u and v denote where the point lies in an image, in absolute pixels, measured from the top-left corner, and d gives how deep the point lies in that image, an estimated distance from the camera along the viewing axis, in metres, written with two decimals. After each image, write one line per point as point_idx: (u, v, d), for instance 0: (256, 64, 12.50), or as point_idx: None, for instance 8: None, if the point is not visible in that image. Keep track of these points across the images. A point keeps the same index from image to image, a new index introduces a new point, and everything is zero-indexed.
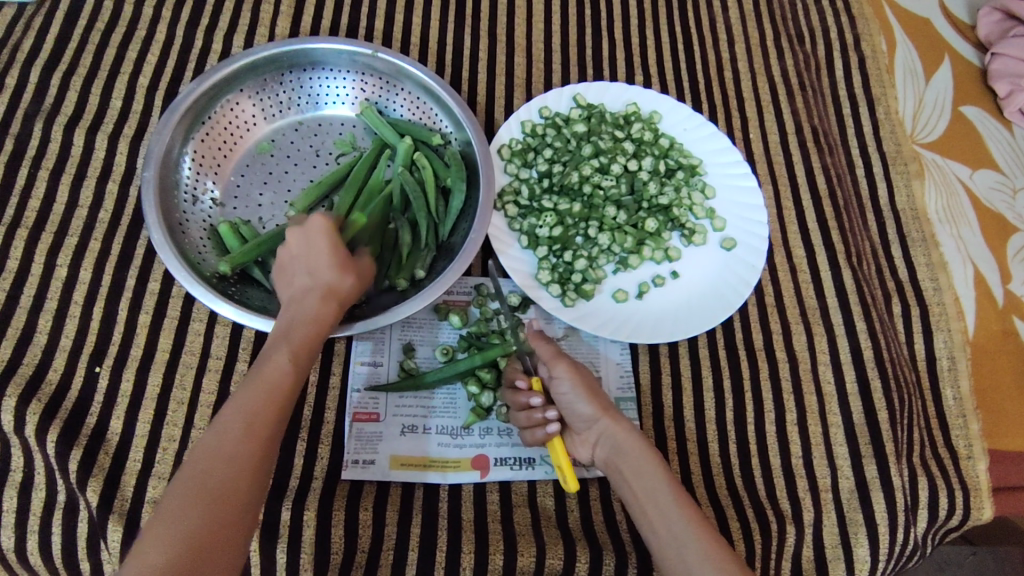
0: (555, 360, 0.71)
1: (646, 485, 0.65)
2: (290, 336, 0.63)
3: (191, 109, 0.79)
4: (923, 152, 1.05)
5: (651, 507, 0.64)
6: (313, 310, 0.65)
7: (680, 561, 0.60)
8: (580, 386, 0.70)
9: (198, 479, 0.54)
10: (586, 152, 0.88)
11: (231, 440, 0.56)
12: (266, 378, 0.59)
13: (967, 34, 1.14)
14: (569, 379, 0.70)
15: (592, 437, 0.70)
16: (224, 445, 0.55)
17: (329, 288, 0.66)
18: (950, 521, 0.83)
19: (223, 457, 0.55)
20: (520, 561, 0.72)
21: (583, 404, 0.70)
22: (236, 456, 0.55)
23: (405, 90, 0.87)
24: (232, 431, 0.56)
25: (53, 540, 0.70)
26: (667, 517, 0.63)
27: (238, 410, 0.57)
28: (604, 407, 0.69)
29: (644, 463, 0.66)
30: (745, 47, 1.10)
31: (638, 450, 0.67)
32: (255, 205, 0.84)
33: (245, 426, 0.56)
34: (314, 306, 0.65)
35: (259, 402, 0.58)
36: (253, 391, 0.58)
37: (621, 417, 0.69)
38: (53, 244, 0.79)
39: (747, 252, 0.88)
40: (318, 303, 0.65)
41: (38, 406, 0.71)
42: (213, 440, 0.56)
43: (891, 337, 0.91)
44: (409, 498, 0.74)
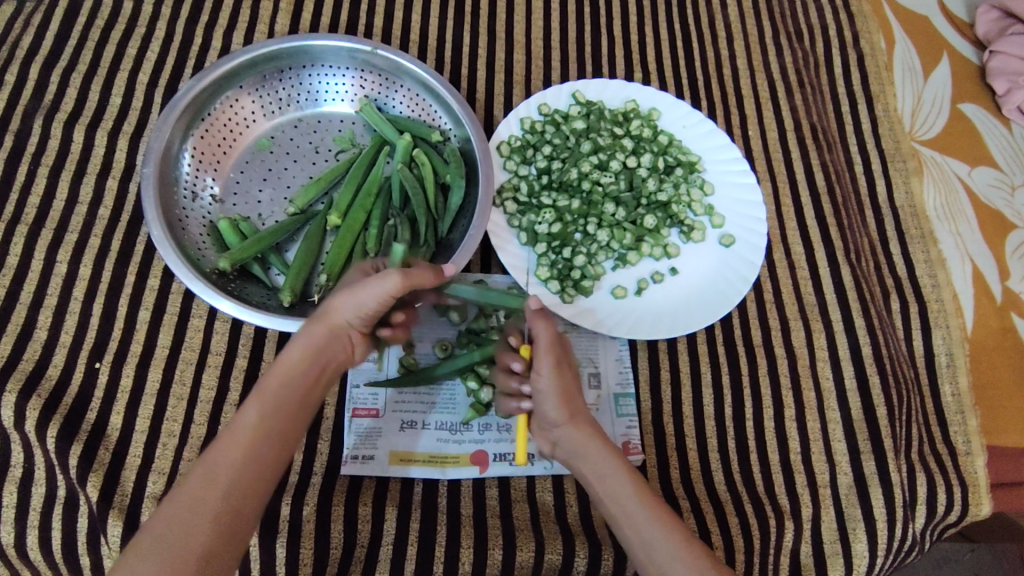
0: (542, 354, 0.66)
1: (609, 484, 0.64)
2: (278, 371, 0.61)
3: (191, 105, 0.79)
4: (921, 149, 1.05)
5: (619, 510, 0.63)
6: (303, 342, 0.62)
7: (654, 561, 0.61)
8: (550, 387, 0.65)
9: (174, 516, 0.53)
10: (584, 148, 0.88)
11: (205, 488, 0.54)
12: (247, 414, 0.58)
13: (966, 32, 1.14)
14: (550, 381, 0.65)
15: (552, 436, 0.68)
16: (195, 496, 0.54)
17: (322, 317, 0.64)
18: (948, 517, 0.83)
19: (192, 508, 0.53)
20: (520, 556, 0.72)
21: (548, 408, 0.66)
22: (204, 506, 0.53)
23: (404, 88, 0.87)
24: (200, 483, 0.54)
25: (53, 535, 0.70)
26: (635, 518, 0.62)
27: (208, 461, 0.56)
28: (571, 412, 0.66)
29: (606, 463, 0.65)
30: (743, 44, 1.10)
31: (600, 451, 0.65)
32: (254, 201, 0.84)
33: (215, 475, 0.55)
34: (304, 335, 0.63)
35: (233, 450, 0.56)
36: (226, 440, 0.57)
37: (583, 418, 0.66)
38: (53, 240, 0.80)
39: (746, 249, 0.89)
40: (305, 330, 0.63)
41: (38, 402, 0.71)
42: (190, 482, 0.55)
43: (890, 333, 0.91)
44: (409, 493, 0.74)
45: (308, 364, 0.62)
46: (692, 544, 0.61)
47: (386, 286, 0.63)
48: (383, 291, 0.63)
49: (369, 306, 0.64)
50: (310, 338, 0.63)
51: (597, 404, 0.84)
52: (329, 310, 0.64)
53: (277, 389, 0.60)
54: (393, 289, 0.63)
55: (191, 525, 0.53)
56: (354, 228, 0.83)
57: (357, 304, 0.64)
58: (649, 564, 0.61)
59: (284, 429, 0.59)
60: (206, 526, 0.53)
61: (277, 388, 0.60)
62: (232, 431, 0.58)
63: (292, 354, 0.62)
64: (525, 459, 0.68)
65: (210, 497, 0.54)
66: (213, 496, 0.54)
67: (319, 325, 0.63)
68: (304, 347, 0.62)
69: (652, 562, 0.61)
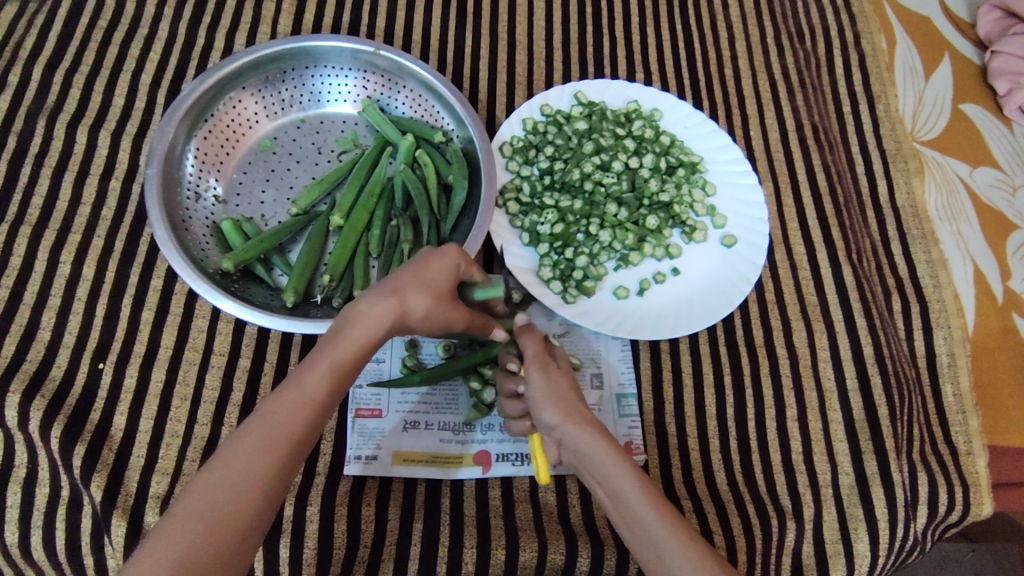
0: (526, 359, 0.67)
1: (612, 482, 0.63)
2: (339, 347, 0.57)
3: (194, 106, 0.79)
4: (923, 150, 1.05)
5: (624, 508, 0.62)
6: (378, 324, 0.58)
7: (661, 559, 0.60)
8: (541, 391, 0.67)
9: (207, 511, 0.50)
10: (587, 149, 0.88)
11: (246, 467, 0.52)
12: (301, 400, 0.55)
13: (967, 32, 1.14)
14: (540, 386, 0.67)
15: (556, 439, 0.68)
16: (233, 478, 0.51)
17: (400, 305, 0.59)
18: (950, 517, 0.83)
19: (231, 487, 0.51)
20: (522, 556, 0.72)
21: (545, 411, 0.66)
22: (247, 489, 0.51)
23: (407, 88, 0.88)
24: (241, 461, 0.52)
25: (56, 535, 0.70)
26: (640, 517, 0.61)
27: (250, 438, 0.53)
28: (567, 413, 0.65)
29: (608, 462, 0.64)
30: (745, 45, 1.10)
31: (601, 449, 0.64)
32: (257, 202, 0.84)
33: (258, 455, 0.52)
34: (380, 316, 0.58)
35: (279, 430, 0.54)
36: (270, 415, 0.54)
37: (583, 417, 0.66)
38: (56, 241, 0.80)
39: (748, 249, 0.89)
40: (382, 313, 0.58)
41: (42, 402, 0.71)
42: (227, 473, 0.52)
43: (891, 333, 0.91)
44: (412, 494, 0.75)
45: (368, 347, 0.58)
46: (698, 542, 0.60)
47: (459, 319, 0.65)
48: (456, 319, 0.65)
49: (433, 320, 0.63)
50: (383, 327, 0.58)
51: (600, 404, 0.84)
52: (410, 303, 0.59)
53: (334, 365, 0.56)
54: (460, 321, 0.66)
55: (234, 506, 0.51)
56: (357, 228, 0.83)
57: (433, 319, 0.62)
58: (656, 562, 0.60)
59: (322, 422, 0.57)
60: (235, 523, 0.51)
61: (339, 366, 0.57)
62: (277, 405, 0.54)
63: (359, 333, 0.57)
64: (548, 478, 0.70)
65: (251, 477, 0.52)
66: (256, 477, 0.52)
67: (394, 312, 0.59)
68: (373, 329, 0.58)
69: (658, 560, 0.60)
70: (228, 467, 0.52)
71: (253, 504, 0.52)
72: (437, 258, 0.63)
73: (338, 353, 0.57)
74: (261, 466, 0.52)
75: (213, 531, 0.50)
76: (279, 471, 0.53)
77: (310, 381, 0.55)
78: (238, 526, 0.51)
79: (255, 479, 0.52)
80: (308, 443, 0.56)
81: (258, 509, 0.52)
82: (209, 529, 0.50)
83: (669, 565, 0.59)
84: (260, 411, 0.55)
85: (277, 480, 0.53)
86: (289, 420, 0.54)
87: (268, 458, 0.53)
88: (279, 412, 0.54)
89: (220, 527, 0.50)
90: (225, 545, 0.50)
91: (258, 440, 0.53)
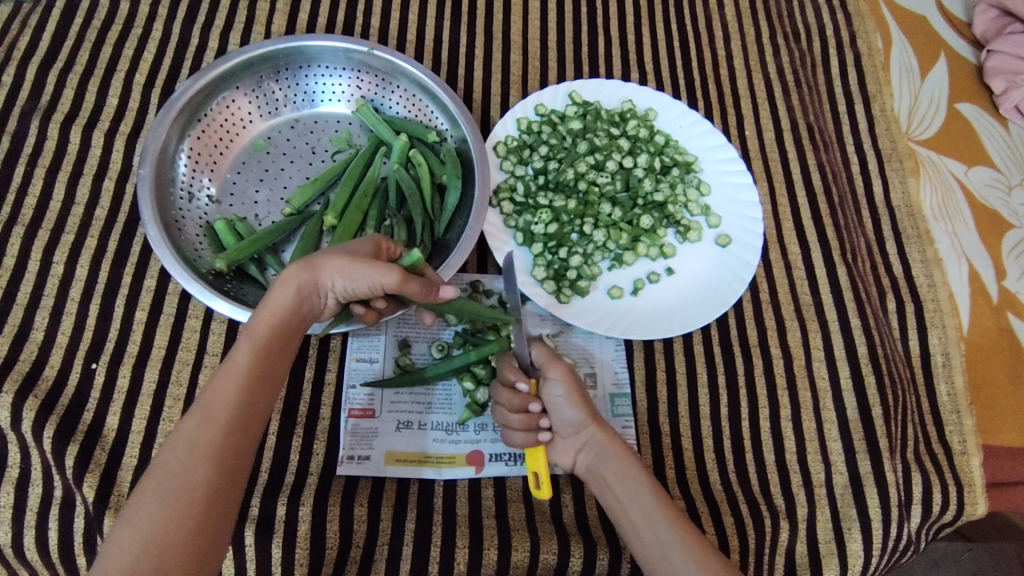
0: (550, 362, 0.72)
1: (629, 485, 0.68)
2: (256, 326, 0.61)
3: (187, 106, 0.79)
4: (918, 149, 1.05)
5: (637, 511, 0.66)
6: (285, 293, 0.62)
7: (664, 560, 0.63)
8: (565, 391, 0.70)
9: (166, 487, 0.54)
10: (581, 149, 0.89)
11: (193, 443, 0.56)
12: (233, 374, 0.59)
13: (964, 32, 1.14)
14: (563, 384, 0.70)
15: (574, 444, 0.72)
16: (181, 467, 0.55)
17: (308, 270, 0.62)
18: (944, 516, 0.84)
19: (179, 477, 0.54)
20: (515, 556, 0.72)
21: (568, 411, 0.70)
22: (198, 466, 0.55)
23: (400, 88, 0.88)
24: (184, 453, 0.55)
25: (49, 536, 0.70)
26: (654, 519, 0.65)
27: (186, 430, 0.56)
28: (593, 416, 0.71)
29: (625, 466, 0.69)
30: (740, 44, 1.10)
31: (620, 453, 0.70)
32: (251, 202, 0.84)
33: (199, 442, 0.56)
34: (286, 285, 0.62)
35: (215, 415, 0.57)
36: (205, 400, 0.58)
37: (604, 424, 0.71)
38: (50, 241, 0.80)
39: (743, 248, 0.89)
40: (288, 280, 0.61)
41: (35, 402, 0.71)
42: (175, 452, 0.55)
43: (886, 333, 0.91)
44: (404, 494, 0.75)
45: (285, 315, 0.62)
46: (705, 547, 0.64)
47: (386, 275, 0.63)
48: (380, 277, 0.63)
49: (358, 283, 0.64)
50: (294, 289, 0.62)
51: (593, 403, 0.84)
52: (319, 267, 0.62)
53: (257, 341, 0.61)
54: (391, 281, 0.63)
55: (190, 478, 0.54)
56: (352, 227, 0.83)
57: (348, 275, 0.63)
58: (663, 565, 0.63)
59: (266, 391, 0.61)
60: (193, 493, 0.54)
61: (260, 342, 0.61)
62: (209, 393, 0.58)
63: (272, 309, 0.61)
64: (549, 491, 0.69)
65: (200, 463, 0.55)
66: (203, 454, 0.55)
67: (301, 280, 0.62)
68: (284, 301, 0.62)
69: (666, 562, 0.63)
70: (170, 461, 0.55)
71: (205, 489, 0.55)
72: (354, 245, 0.66)
73: (253, 330, 0.61)
74: (205, 451, 0.56)
75: (169, 518, 0.53)
76: (226, 453, 0.56)
77: (235, 364, 0.60)
78: (191, 512, 0.53)
79: (203, 460, 0.55)
80: (254, 416, 0.59)
81: (213, 473, 0.55)
82: (162, 520, 0.52)
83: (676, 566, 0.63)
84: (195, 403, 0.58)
85: (222, 447, 0.56)
86: (224, 402, 0.58)
87: (212, 435, 0.56)
88: (212, 397, 0.58)
89: (179, 514, 0.53)
90: (185, 530, 0.53)
91: (196, 426, 0.56)
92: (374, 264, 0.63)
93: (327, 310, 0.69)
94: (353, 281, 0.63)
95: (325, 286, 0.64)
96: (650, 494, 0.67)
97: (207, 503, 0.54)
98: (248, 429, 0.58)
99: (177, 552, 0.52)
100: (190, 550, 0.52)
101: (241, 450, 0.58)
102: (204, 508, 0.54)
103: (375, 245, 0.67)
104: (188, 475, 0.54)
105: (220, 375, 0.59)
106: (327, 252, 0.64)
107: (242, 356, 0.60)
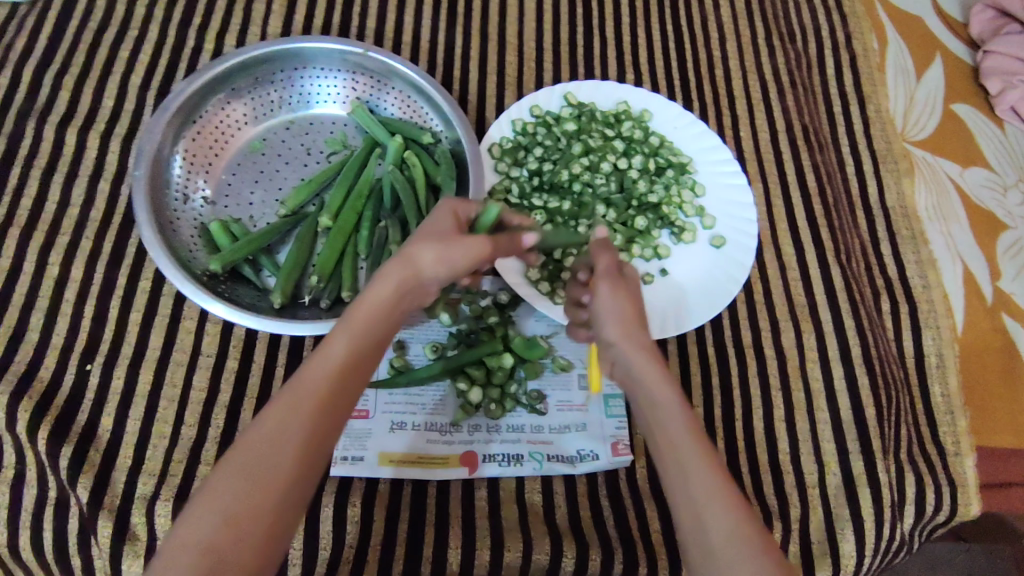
0: (602, 276, 0.64)
1: (662, 422, 0.56)
2: (356, 311, 0.57)
3: (182, 108, 0.79)
4: (913, 150, 1.05)
5: (669, 458, 0.55)
6: (385, 287, 0.58)
7: (697, 524, 0.52)
8: (606, 308, 0.62)
9: (244, 471, 0.50)
10: (576, 150, 0.89)
11: (280, 429, 0.51)
12: (330, 359, 0.55)
13: (960, 33, 1.15)
14: (610, 299, 0.62)
15: (610, 358, 0.63)
16: (264, 452, 0.51)
17: (406, 261, 0.59)
18: (937, 517, 0.84)
19: (252, 479, 0.50)
20: (507, 556, 0.72)
21: (605, 328, 0.62)
22: (280, 453, 0.51)
23: (395, 89, 0.88)
24: (261, 452, 0.51)
25: (44, 536, 0.70)
26: (688, 471, 0.54)
27: (276, 411, 0.52)
28: (632, 334, 0.60)
29: (663, 397, 0.57)
30: (736, 45, 1.10)
31: (658, 382, 0.58)
32: (245, 203, 0.85)
33: (277, 442, 0.51)
34: (386, 278, 0.58)
35: (298, 411, 0.52)
36: (296, 382, 0.54)
37: (645, 344, 0.60)
38: (45, 242, 0.80)
39: (737, 249, 0.89)
40: (388, 273, 0.58)
41: (29, 403, 0.71)
42: (258, 433, 0.51)
43: (879, 334, 0.92)
44: (398, 494, 0.75)
45: (387, 303, 0.58)
46: (751, 520, 0.52)
47: (479, 249, 0.62)
48: (475, 253, 0.62)
49: (454, 266, 0.61)
50: (395, 279, 0.58)
51: (587, 405, 0.82)
52: (416, 257, 0.59)
53: (352, 336, 0.56)
54: (482, 254, 0.63)
55: (269, 466, 0.50)
56: (346, 229, 0.83)
57: (447, 261, 0.60)
58: (696, 532, 0.52)
59: (356, 383, 0.56)
60: (270, 482, 0.50)
61: (357, 330, 0.57)
62: (302, 375, 0.54)
63: (372, 297, 0.58)
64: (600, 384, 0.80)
65: (277, 462, 0.50)
66: (287, 443, 0.51)
67: (401, 269, 0.59)
68: (386, 290, 0.58)
69: (699, 527, 0.52)
70: (256, 441, 0.51)
71: (275, 498, 0.50)
72: (446, 225, 0.64)
73: (352, 317, 0.57)
74: (282, 455, 0.51)
75: (235, 524, 0.48)
76: (303, 460, 0.51)
77: (330, 351, 0.55)
78: (258, 522, 0.49)
79: (287, 448, 0.51)
80: (342, 408, 0.55)
81: (294, 465, 0.51)
82: (227, 524, 0.48)
83: (710, 536, 0.52)
84: (285, 390, 0.54)
85: (309, 436, 0.52)
86: (316, 387, 0.53)
87: (298, 423, 0.52)
88: (304, 380, 0.53)
89: (252, 503, 0.49)
90: (249, 540, 0.48)
91: (283, 410, 0.52)
92: (465, 241, 0.61)
93: (427, 301, 0.65)
94: (449, 265, 0.61)
95: (426, 277, 0.61)
96: (688, 437, 0.55)
97: (275, 515, 0.50)
98: (334, 421, 0.54)
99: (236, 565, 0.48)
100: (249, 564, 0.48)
101: (325, 444, 0.53)
102: (271, 521, 0.49)
103: (456, 218, 0.65)
104: (263, 473, 0.50)
105: (313, 359, 0.55)
106: (419, 235, 0.62)
107: (337, 342, 0.56)
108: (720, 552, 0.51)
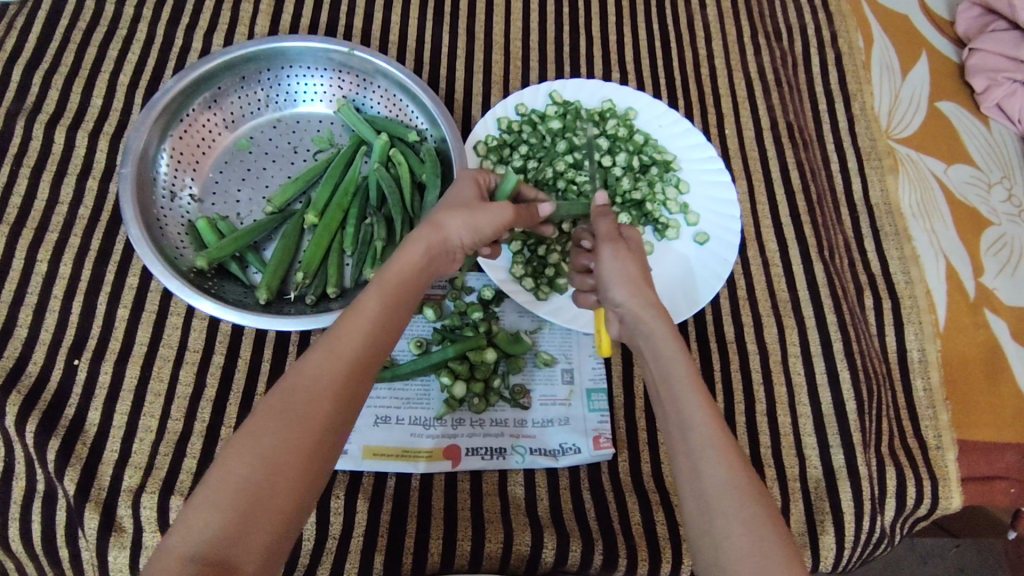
0: (603, 241, 0.68)
1: (667, 372, 0.59)
2: (388, 272, 0.60)
3: (168, 107, 0.80)
4: (897, 147, 1.06)
5: (671, 408, 0.58)
6: (417, 249, 0.62)
7: (694, 472, 0.54)
8: (613, 270, 0.65)
9: (281, 416, 0.52)
10: (560, 148, 0.90)
11: (318, 378, 0.54)
12: (366, 315, 0.57)
13: (946, 31, 1.15)
14: (614, 259, 0.66)
15: (619, 316, 0.67)
16: (303, 398, 0.53)
17: (436, 228, 0.63)
18: (918, 510, 0.85)
19: (292, 423, 0.52)
20: (488, 547, 0.74)
21: (612, 289, 0.65)
22: (318, 401, 0.53)
23: (380, 87, 0.89)
24: (301, 399, 0.53)
25: (32, 527, 0.72)
26: (687, 420, 0.56)
27: (314, 361, 0.54)
28: (637, 292, 0.64)
29: (667, 353, 0.60)
30: (721, 44, 1.11)
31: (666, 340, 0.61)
32: (233, 201, 0.86)
33: (317, 389, 0.53)
34: (416, 242, 0.62)
35: (333, 366, 0.54)
36: (333, 335, 0.56)
37: (652, 301, 0.64)
38: (34, 239, 0.81)
39: (721, 246, 0.90)
40: (417, 238, 0.62)
41: (18, 397, 0.72)
42: (296, 382, 0.53)
43: (862, 329, 0.92)
44: (381, 487, 0.76)
45: (416, 268, 0.62)
46: (747, 474, 0.54)
47: (504, 214, 0.66)
48: (499, 219, 0.66)
49: (481, 232, 0.66)
50: (427, 245, 0.62)
51: (569, 399, 0.83)
52: (444, 223, 0.63)
53: (385, 293, 0.59)
54: (507, 221, 0.66)
55: (308, 413, 0.52)
56: (332, 226, 0.84)
57: (474, 227, 0.65)
58: (691, 477, 0.54)
59: (387, 339, 0.59)
60: (307, 427, 0.52)
61: (389, 290, 0.60)
62: (339, 327, 0.57)
63: (403, 262, 0.61)
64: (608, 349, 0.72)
65: (314, 408, 0.53)
66: (325, 389, 0.53)
67: (430, 234, 0.63)
68: (417, 254, 0.62)
69: (692, 470, 0.54)
70: (294, 389, 0.53)
71: (315, 442, 0.52)
72: (470, 195, 0.68)
73: (383, 279, 0.60)
74: (321, 402, 0.53)
75: (275, 466, 0.50)
76: (337, 412, 0.54)
77: (365, 308, 0.58)
78: (298, 463, 0.51)
79: (324, 396, 0.53)
80: (375, 363, 0.57)
81: (331, 413, 0.53)
82: (266, 468, 0.50)
83: (706, 487, 0.53)
84: (319, 341, 0.57)
85: (344, 386, 0.54)
86: (351, 340, 0.56)
87: (335, 373, 0.54)
88: (341, 333, 0.56)
89: (291, 448, 0.51)
90: (288, 483, 0.50)
91: (322, 361, 0.54)
92: (490, 205, 0.65)
93: (451, 267, 0.69)
94: (478, 229, 0.65)
95: (454, 242, 0.65)
96: (689, 388, 0.57)
97: (308, 466, 0.51)
98: (367, 374, 0.56)
99: (275, 504, 0.49)
100: (288, 503, 0.50)
101: (359, 396, 0.56)
102: (308, 465, 0.51)
103: (476, 186, 0.69)
104: (301, 417, 0.52)
105: (347, 315, 0.58)
106: (444, 204, 0.66)
107: (371, 299, 0.58)
108: (711, 497, 0.53)
